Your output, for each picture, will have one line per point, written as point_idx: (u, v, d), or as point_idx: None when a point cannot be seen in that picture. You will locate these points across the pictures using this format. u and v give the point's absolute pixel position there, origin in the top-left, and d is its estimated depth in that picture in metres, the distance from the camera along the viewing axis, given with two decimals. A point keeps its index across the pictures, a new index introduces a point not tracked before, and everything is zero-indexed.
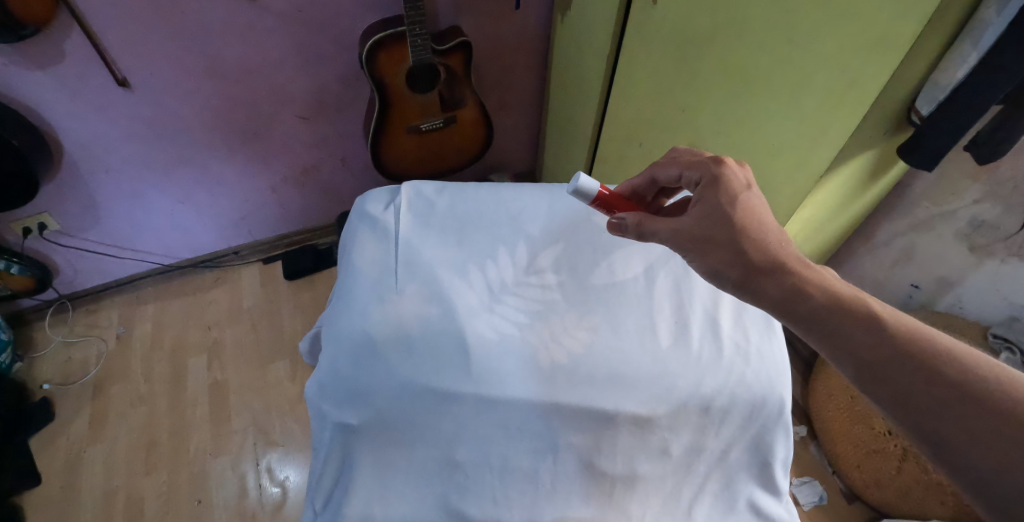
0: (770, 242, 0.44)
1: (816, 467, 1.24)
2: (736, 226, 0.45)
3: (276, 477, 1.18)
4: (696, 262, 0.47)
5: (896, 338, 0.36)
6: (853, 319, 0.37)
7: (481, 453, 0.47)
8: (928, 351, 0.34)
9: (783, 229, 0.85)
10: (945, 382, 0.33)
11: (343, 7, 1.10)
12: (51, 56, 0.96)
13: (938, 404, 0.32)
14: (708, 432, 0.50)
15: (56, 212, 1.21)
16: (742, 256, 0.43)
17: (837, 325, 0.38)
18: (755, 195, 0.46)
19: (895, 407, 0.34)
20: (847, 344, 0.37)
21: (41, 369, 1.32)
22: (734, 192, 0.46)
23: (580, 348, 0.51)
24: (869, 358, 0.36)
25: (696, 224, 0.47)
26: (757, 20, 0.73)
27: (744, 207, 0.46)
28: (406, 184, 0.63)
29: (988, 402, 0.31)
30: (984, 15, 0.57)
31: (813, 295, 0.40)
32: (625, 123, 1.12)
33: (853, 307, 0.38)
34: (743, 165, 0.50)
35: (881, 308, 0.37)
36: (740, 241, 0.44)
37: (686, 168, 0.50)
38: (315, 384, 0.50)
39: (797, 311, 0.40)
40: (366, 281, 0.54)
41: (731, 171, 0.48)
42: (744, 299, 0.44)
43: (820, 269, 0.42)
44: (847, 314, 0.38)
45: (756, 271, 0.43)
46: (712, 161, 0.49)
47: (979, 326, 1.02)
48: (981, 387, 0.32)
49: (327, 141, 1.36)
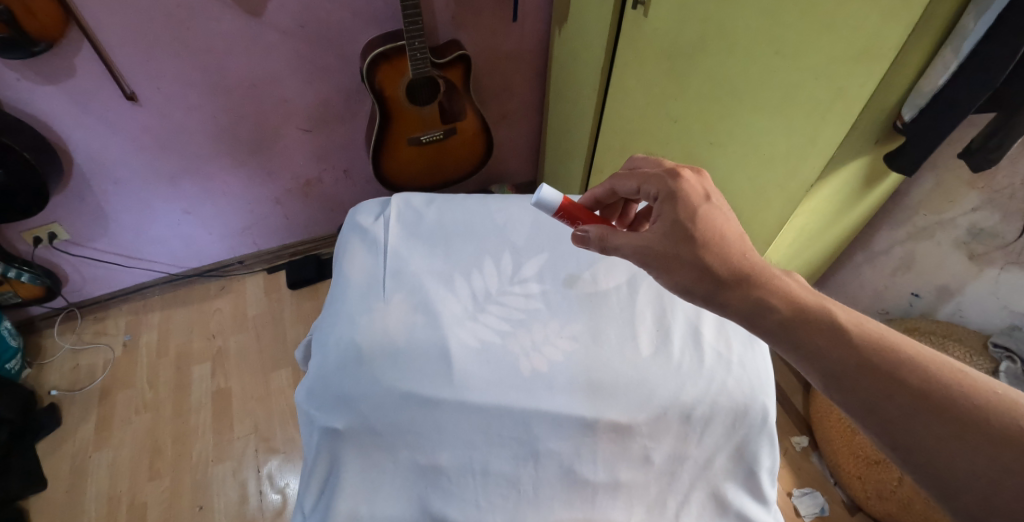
0: (733, 254, 0.45)
1: (817, 477, 1.22)
2: (697, 242, 0.46)
3: (276, 484, 1.19)
4: (663, 279, 0.48)
5: (860, 348, 0.38)
6: (821, 332, 0.39)
7: (463, 458, 0.48)
8: (890, 361, 0.36)
9: (776, 238, 0.83)
10: (910, 390, 0.35)
11: (344, 21, 1.13)
12: (63, 70, 0.99)
13: (903, 414, 0.34)
14: (690, 440, 0.50)
15: (66, 221, 1.24)
16: (706, 272, 0.45)
17: (804, 337, 0.40)
18: (713, 206, 0.48)
19: (863, 415, 0.36)
20: (815, 356, 0.39)
21: (49, 375, 1.35)
22: (692, 206, 0.48)
23: (559, 356, 0.52)
24: (837, 370, 0.38)
25: (661, 237, 0.48)
26: (746, 32, 0.75)
27: (704, 218, 0.47)
28: (396, 196, 0.65)
29: (948, 408, 0.33)
30: (964, 24, 0.57)
31: (780, 308, 0.41)
32: (620, 133, 1.13)
33: (817, 318, 0.40)
34: (700, 174, 0.51)
35: (844, 317, 0.39)
36: (704, 256, 0.45)
37: (644, 181, 0.52)
38: (304, 390, 0.51)
39: (763, 323, 0.42)
40: (354, 290, 0.56)
41: (687, 184, 0.50)
42: (711, 311, 0.46)
43: (784, 278, 0.43)
44: (811, 324, 0.40)
45: (722, 286, 0.44)
46: (667, 175, 0.51)
47: (979, 335, 1.01)
48: (943, 395, 0.34)
49: (330, 153, 1.39)
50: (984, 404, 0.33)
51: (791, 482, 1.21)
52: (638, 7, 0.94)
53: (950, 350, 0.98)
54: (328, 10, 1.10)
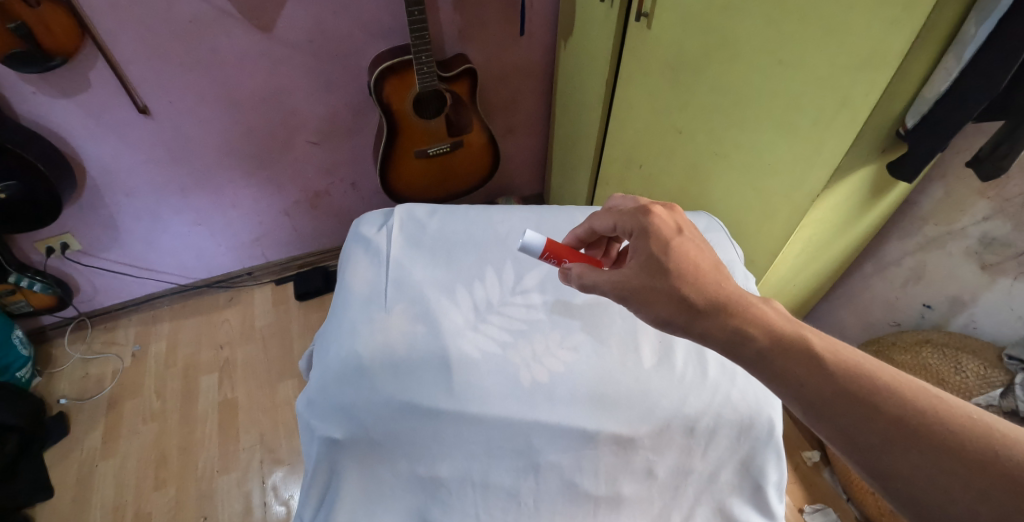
0: (708, 284, 0.45)
1: (830, 494, 1.19)
2: (671, 274, 0.46)
3: (281, 496, 1.18)
4: (643, 312, 0.47)
5: (838, 376, 0.37)
6: (800, 362, 0.39)
7: (463, 469, 0.47)
8: (867, 387, 0.36)
9: (784, 250, 0.82)
10: (887, 417, 0.35)
11: (352, 36, 1.15)
12: (78, 84, 1.01)
13: (884, 441, 0.34)
14: (694, 453, 0.49)
15: (78, 232, 1.26)
16: (684, 302, 0.44)
17: (782, 366, 0.39)
18: (686, 238, 0.48)
19: (844, 443, 0.36)
20: (794, 384, 0.39)
21: (59, 384, 1.36)
22: (665, 238, 0.48)
23: (560, 367, 0.51)
24: (816, 398, 0.37)
25: (639, 271, 0.48)
26: (748, 45, 0.75)
27: (677, 251, 0.47)
28: (399, 207, 0.65)
29: (927, 437, 0.33)
30: (967, 31, 0.57)
31: (758, 337, 0.41)
32: (626, 145, 1.13)
33: (796, 346, 0.40)
34: (672, 210, 0.52)
35: (819, 344, 0.39)
36: (679, 288, 0.45)
37: (619, 218, 0.53)
38: (305, 399, 0.50)
39: (742, 352, 0.42)
40: (355, 301, 0.56)
41: (658, 219, 0.50)
42: (691, 339, 0.45)
43: (763, 307, 0.43)
44: (789, 351, 0.40)
45: (697, 314, 0.44)
46: (640, 212, 0.51)
47: (994, 347, 0.99)
48: (922, 422, 0.34)
49: (337, 165, 1.40)
50: (960, 430, 0.33)
51: (802, 498, 1.18)
52: (642, 19, 0.95)
53: (964, 363, 0.98)
54: (336, 24, 1.12)
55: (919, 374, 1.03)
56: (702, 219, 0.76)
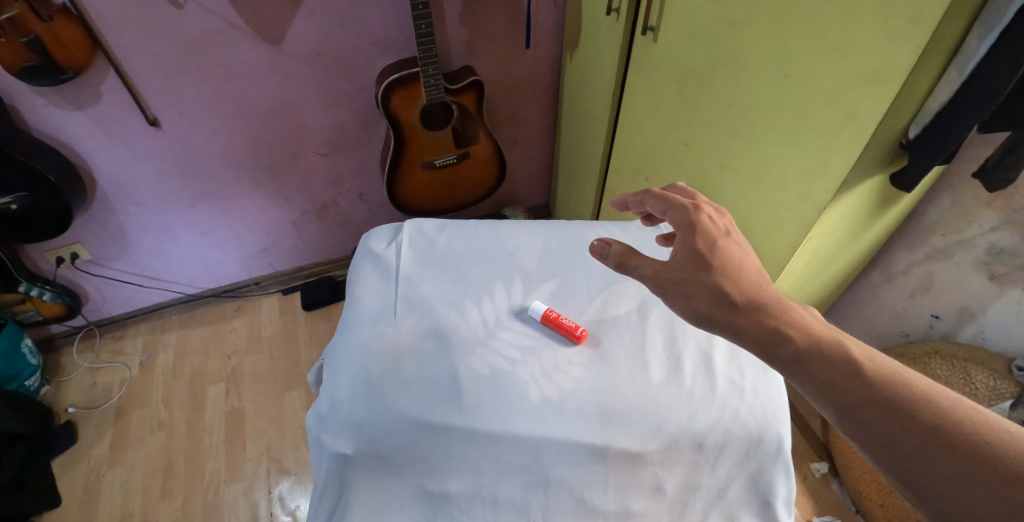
0: (751, 284, 0.47)
1: (839, 506, 1.18)
2: (714, 271, 0.48)
3: (287, 506, 1.18)
4: (681, 304, 0.48)
5: (873, 383, 0.38)
6: (833, 366, 0.40)
7: (471, 485, 0.47)
8: (903, 396, 0.37)
9: (791, 262, 0.82)
10: (921, 425, 0.36)
11: (360, 49, 1.16)
12: (89, 97, 1.03)
13: (918, 449, 0.35)
14: (702, 469, 0.49)
15: (88, 242, 1.27)
16: (725, 298, 0.46)
17: (815, 370, 0.41)
18: (733, 241, 0.50)
19: (876, 448, 0.37)
20: (829, 389, 0.40)
21: (67, 392, 1.37)
22: (712, 238, 0.50)
23: (569, 383, 0.51)
24: (850, 403, 0.38)
25: (687, 265, 0.49)
26: (754, 59, 0.76)
27: (722, 251, 0.49)
28: (408, 222, 0.66)
29: (962, 446, 0.34)
30: (969, 44, 0.57)
31: (795, 340, 0.42)
32: (631, 157, 1.14)
33: (830, 352, 0.41)
34: (724, 213, 0.54)
35: (855, 352, 0.40)
36: (723, 285, 0.47)
37: (669, 208, 0.54)
38: (314, 415, 0.50)
39: (779, 354, 0.43)
40: (366, 316, 0.56)
41: (707, 218, 0.52)
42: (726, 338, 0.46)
43: (799, 311, 0.44)
44: (826, 358, 0.41)
45: (736, 311, 0.45)
46: (692, 207, 0.53)
47: (1003, 358, 0.98)
48: (958, 432, 0.35)
49: (345, 176, 1.41)
50: (994, 440, 0.34)
51: (810, 509, 1.17)
52: (648, 33, 0.96)
53: (974, 375, 0.97)
54: (345, 38, 1.13)
55: None
56: None
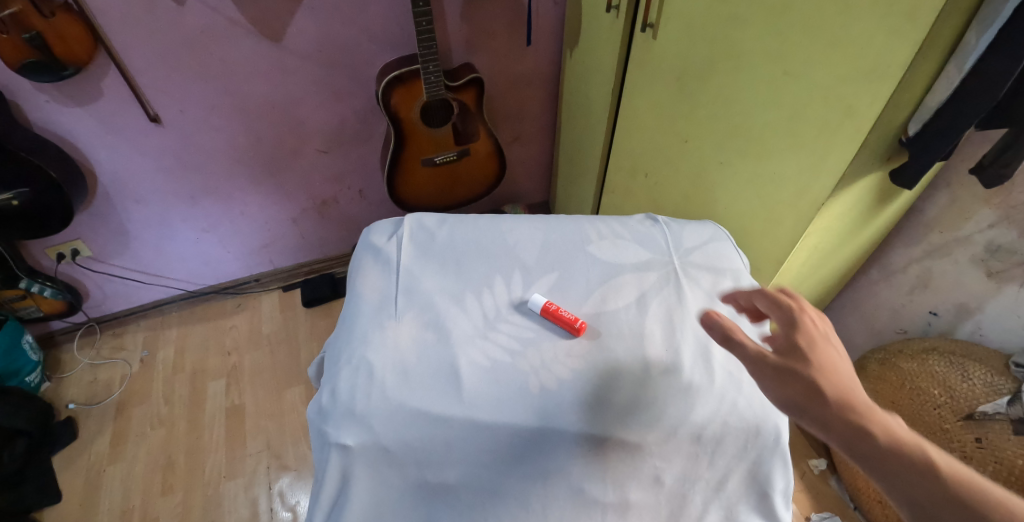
0: (843, 381, 0.42)
1: (837, 502, 1.18)
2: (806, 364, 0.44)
3: (287, 502, 1.19)
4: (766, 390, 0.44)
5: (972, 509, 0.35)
6: (925, 482, 0.37)
7: (472, 476, 0.48)
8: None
9: (789, 258, 0.83)
10: None
11: (360, 46, 1.17)
12: (90, 93, 1.03)
13: None
14: (701, 460, 0.50)
15: (89, 239, 1.28)
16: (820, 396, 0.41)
17: (895, 471, 0.38)
18: (829, 338, 0.46)
19: None
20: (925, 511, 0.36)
21: (67, 389, 1.37)
22: (811, 333, 0.46)
23: (569, 375, 0.52)
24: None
25: (776, 355, 0.45)
26: (753, 56, 0.76)
27: (817, 348, 0.45)
28: (409, 217, 0.66)
29: None
30: (968, 41, 0.57)
31: (877, 436, 0.39)
32: (631, 154, 1.15)
33: (924, 467, 0.37)
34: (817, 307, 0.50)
35: (939, 458, 0.37)
36: (817, 379, 0.43)
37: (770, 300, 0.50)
38: (316, 408, 0.51)
39: (869, 461, 0.39)
40: (367, 309, 0.57)
41: (807, 315, 0.48)
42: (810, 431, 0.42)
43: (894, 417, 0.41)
44: (916, 468, 0.37)
45: (825, 409, 0.41)
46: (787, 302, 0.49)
47: (1000, 355, 0.93)
48: None
49: (346, 173, 1.42)
50: None
51: (808, 506, 1.17)
52: (647, 30, 0.96)
53: (970, 371, 0.92)
54: (345, 34, 1.14)
55: (924, 382, 0.97)
56: (705, 229, 0.68)
